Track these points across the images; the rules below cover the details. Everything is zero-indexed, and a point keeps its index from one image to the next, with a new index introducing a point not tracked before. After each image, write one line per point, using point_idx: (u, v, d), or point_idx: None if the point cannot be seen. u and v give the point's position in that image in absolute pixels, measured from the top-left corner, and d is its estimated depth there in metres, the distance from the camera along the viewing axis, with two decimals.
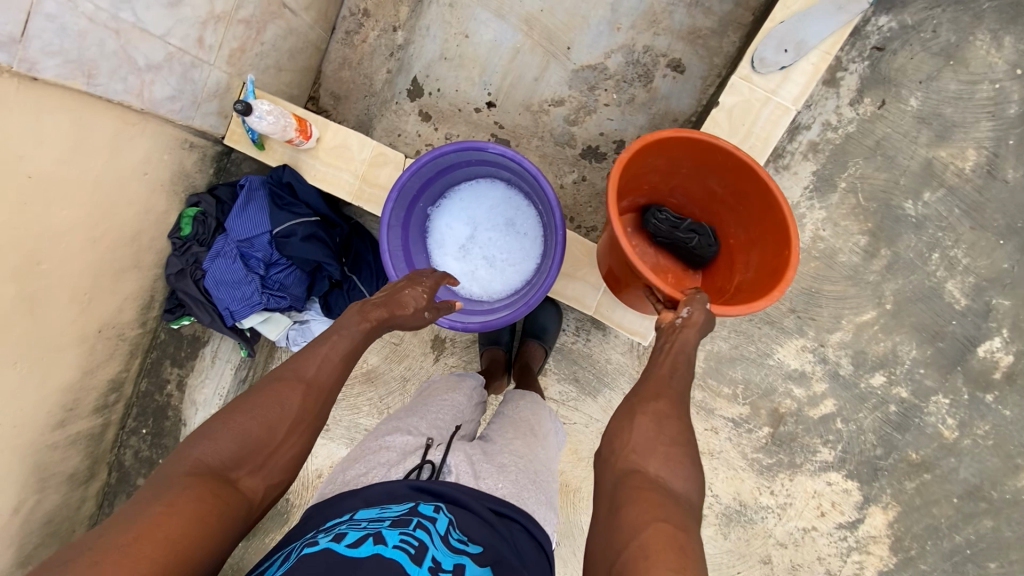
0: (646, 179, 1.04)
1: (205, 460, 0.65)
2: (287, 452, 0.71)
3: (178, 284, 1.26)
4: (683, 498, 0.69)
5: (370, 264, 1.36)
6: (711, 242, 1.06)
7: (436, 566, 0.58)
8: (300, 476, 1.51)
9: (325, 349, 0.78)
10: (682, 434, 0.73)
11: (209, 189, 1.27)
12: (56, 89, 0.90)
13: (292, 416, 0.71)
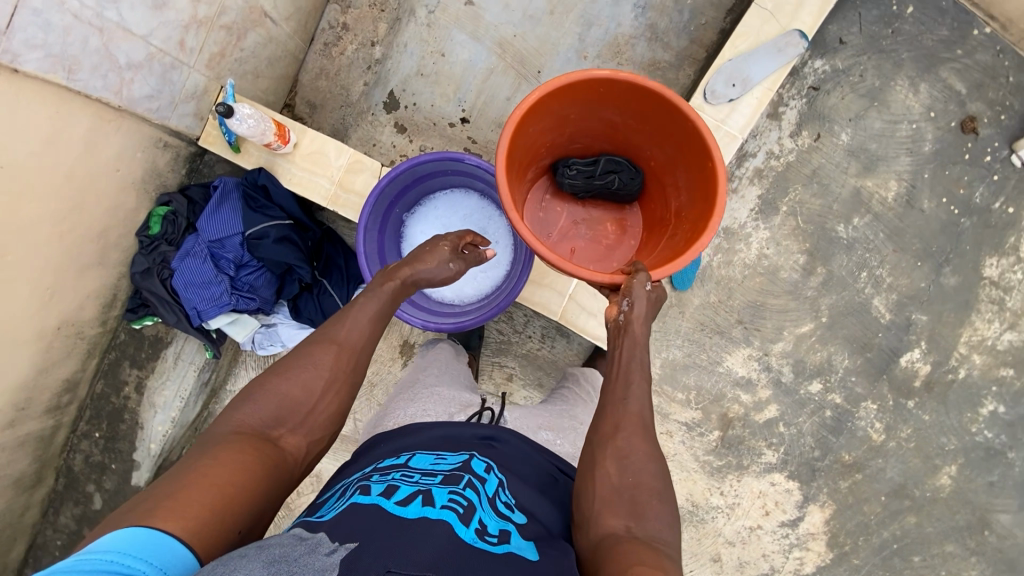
0: (541, 143, 1.00)
1: (250, 421, 0.73)
2: (325, 408, 0.78)
3: (144, 283, 1.24)
4: (657, 540, 0.70)
5: (342, 270, 1.39)
6: (633, 172, 1.05)
7: (481, 528, 0.62)
8: None
9: (355, 313, 0.85)
10: (641, 471, 0.76)
11: (180, 189, 1.27)
12: (36, 82, 0.91)
13: (327, 375, 0.79)
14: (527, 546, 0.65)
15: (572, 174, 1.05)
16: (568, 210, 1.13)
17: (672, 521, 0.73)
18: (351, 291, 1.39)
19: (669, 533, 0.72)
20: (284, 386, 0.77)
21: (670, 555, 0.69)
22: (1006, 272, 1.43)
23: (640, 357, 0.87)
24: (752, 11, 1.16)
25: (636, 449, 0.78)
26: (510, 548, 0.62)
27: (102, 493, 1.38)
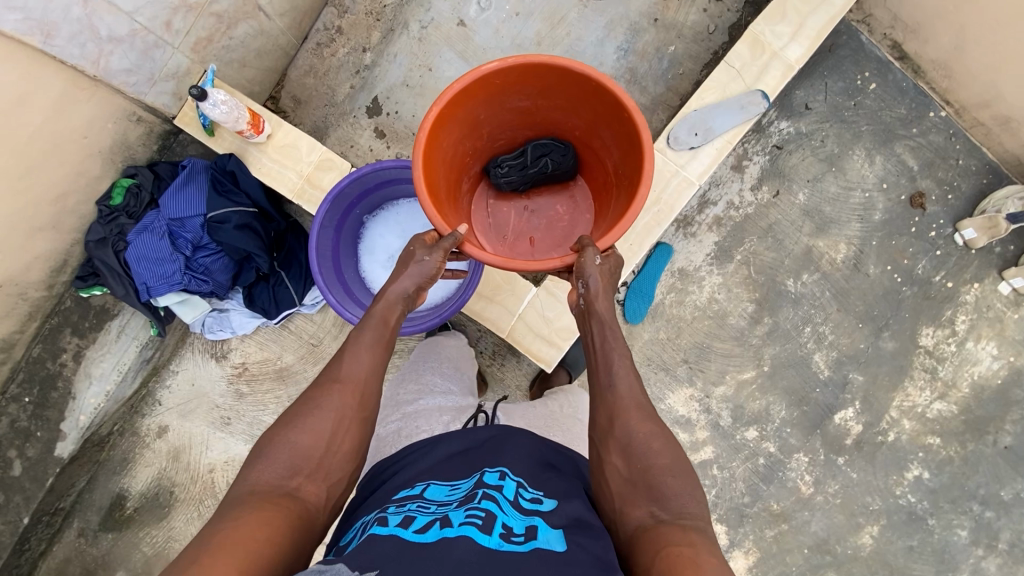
0: (463, 151, 1.05)
1: (265, 479, 0.75)
2: (340, 448, 0.82)
3: (97, 252, 1.24)
4: (684, 514, 0.71)
5: (300, 263, 1.43)
6: (560, 148, 1.08)
7: (506, 531, 0.63)
8: (190, 470, 1.54)
9: (355, 351, 0.89)
10: (647, 453, 0.77)
11: (148, 164, 1.28)
12: (11, 42, 0.92)
13: (336, 415, 0.83)
14: (557, 536, 0.65)
15: (504, 171, 1.09)
16: (514, 207, 1.16)
17: (697, 489, 0.74)
18: (306, 285, 1.44)
19: (695, 501, 0.73)
20: (298, 435, 0.80)
21: (700, 526, 0.70)
22: (941, 343, 1.50)
23: (614, 344, 0.87)
24: (720, 67, 1.23)
25: (636, 436, 0.79)
26: (540, 542, 0.63)
27: (23, 461, 1.36)
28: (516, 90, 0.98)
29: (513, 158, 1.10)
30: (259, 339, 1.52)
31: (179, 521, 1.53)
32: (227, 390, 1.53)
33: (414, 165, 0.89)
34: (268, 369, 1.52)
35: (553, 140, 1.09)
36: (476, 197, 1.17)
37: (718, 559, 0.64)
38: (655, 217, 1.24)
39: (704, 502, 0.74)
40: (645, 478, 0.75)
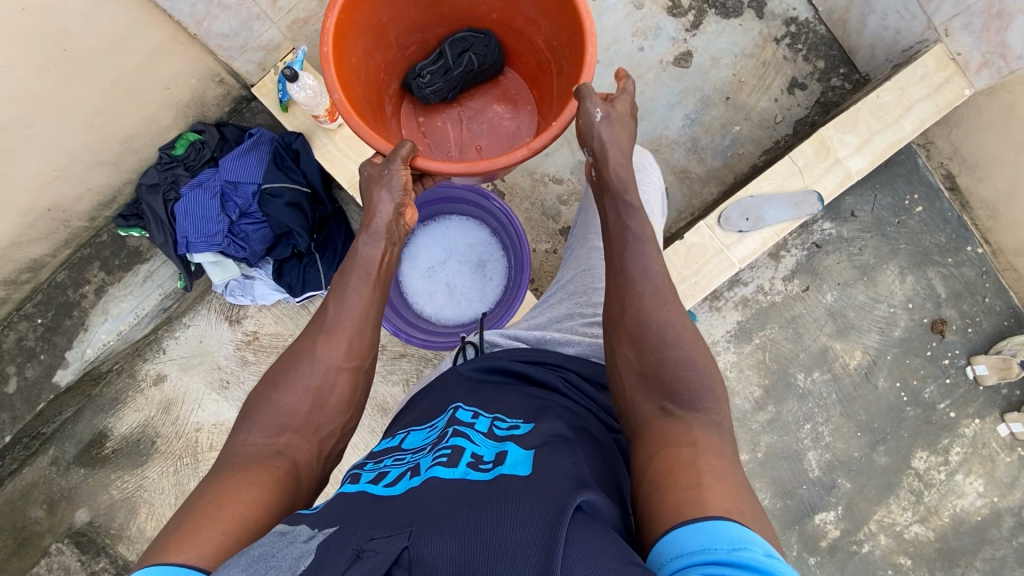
0: (377, 67, 1.25)
1: (252, 439, 0.80)
2: (328, 400, 0.87)
3: (147, 196, 1.25)
4: (697, 407, 0.74)
5: (336, 249, 1.45)
6: (475, 43, 1.28)
7: (475, 459, 0.63)
8: (177, 424, 1.54)
9: (341, 307, 0.94)
10: (662, 347, 0.80)
11: (217, 123, 1.30)
12: None
13: (323, 369, 0.88)
14: (527, 455, 0.63)
15: (427, 78, 1.29)
16: (448, 116, 1.38)
17: (713, 384, 0.77)
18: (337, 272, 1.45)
19: (710, 395, 0.75)
20: (285, 393, 0.85)
21: (711, 419, 0.73)
22: (932, 468, 1.52)
23: (636, 231, 0.92)
24: (784, 162, 1.26)
25: (650, 330, 0.82)
26: (505, 466, 0.61)
27: (20, 380, 1.35)
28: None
29: (432, 64, 1.30)
30: (276, 312, 1.53)
31: (153, 471, 1.53)
32: (232, 355, 1.53)
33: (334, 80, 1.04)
34: (278, 345, 1.53)
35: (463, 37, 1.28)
36: (409, 116, 1.37)
37: (723, 453, 0.67)
38: (691, 289, 1.26)
39: (719, 393, 0.76)
40: (659, 372, 0.78)
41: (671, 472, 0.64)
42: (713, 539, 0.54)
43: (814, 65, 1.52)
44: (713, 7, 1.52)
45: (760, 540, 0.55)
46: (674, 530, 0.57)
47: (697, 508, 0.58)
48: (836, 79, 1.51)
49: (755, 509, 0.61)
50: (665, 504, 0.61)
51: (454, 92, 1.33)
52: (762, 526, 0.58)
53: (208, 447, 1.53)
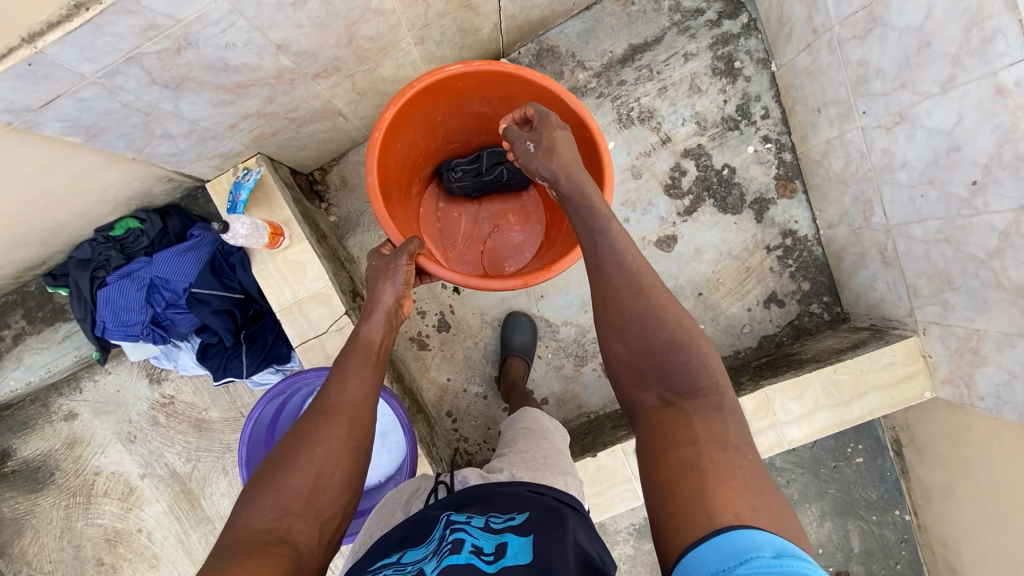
0: (418, 155, 1.33)
1: (251, 524, 0.71)
2: (329, 484, 0.78)
3: (75, 271, 1.25)
4: (694, 390, 0.71)
5: (265, 344, 1.40)
6: (510, 160, 1.40)
7: (477, 550, 0.64)
8: (77, 462, 1.56)
9: (348, 383, 0.89)
10: (644, 332, 0.75)
11: (163, 210, 1.28)
12: (53, 138, 0.87)
13: (327, 448, 0.80)
14: (528, 543, 0.64)
15: (460, 175, 1.40)
16: (464, 211, 1.48)
17: (708, 370, 0.72)
18: (260, 367, 1.40)
19: (705, 372, 0.72)
20: (288, 473, 0.76)
21: (712, 402, 0.69)
22: None
23: (601, 227, 0.86)
24: None
25: (632, 315, 0.77)
26: (508, 558, 0.62)
27: None
28: (472, 100, 1.26)
29: (467, 163, 1.41)
30: (196, 383, 1.53)
31: (46, 500, 1.56)
32: (145, 413, 1.54)
33: (369, 166, 1.11)
34: (190, 417, 1.53)
35: (503, 150, 1.40)
36: (428, 200, 1.47)
37: (727, 444, 0.64)
38: (589, 509, 1.25)
39: (714, 372, 0.72)
40: (651, 360, 0.74)
41: (676, 482, 0.61)
42: (721, 559, 0.51)
43: (799, 285, 1.43)
44: (713, 198, 1.43)
45: (770, 541, 0.51)
46: (689, 551, 0.54)
47: (704, 523, 0.55)
48: (816, 306, 1.43)
49: (770, 503, 0.58)
50: (672, 521, 0.58)
51: (478, 191, 1.44)
52: (778, 522, 0.55)
53: (103, 492, 1.56)
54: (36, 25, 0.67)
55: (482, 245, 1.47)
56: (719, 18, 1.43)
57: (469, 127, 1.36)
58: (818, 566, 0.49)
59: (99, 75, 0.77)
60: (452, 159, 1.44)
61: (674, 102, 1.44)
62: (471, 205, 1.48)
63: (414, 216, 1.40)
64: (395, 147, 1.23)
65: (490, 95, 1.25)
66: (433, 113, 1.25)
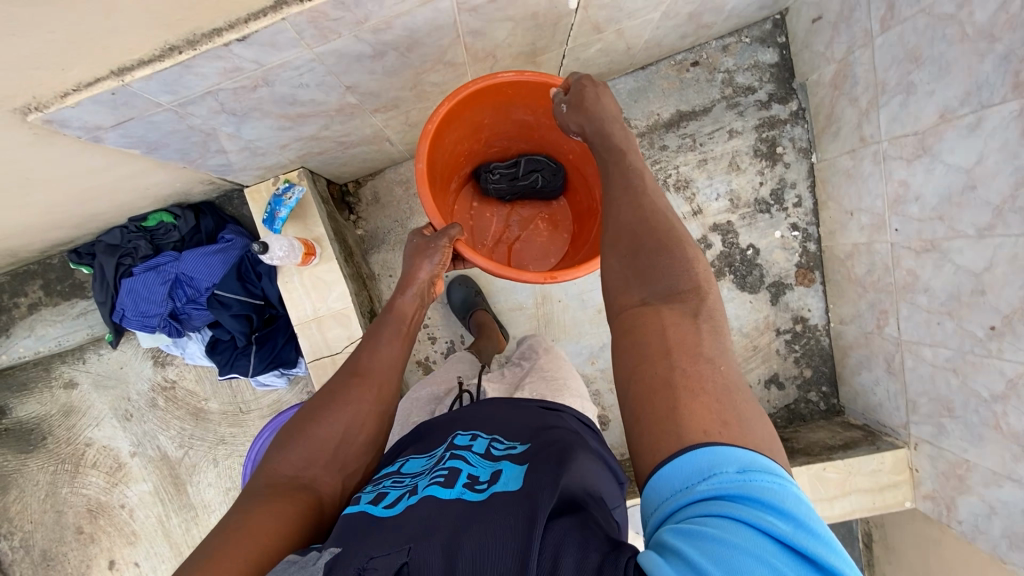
0: (460, 152, 1.37)
1: (283, 470, 0.81)
2: (354, 440, 0.88)
3: (101, 255, 1.25)
4: (675, 291, 0.66)
5: (275, 347, 1.42)
6: (547, 169, 1.46)
7: (471, 481, 0.68)
8: (70, 431, 1.57)
9: (380, 354, 1.00)
10: (637, 239, 0.71)
11: (197, 208, 1.29)
12: (113, 149, 0.88)
13: (355, 408, 0.90)
14: (520, 470, 0.67)
15: (497, 177, 1.47)
16: (496, 213, 1.55)
17: (688, 275, 0.67)
18: (267, 369, 1.41)
19: (687, 276, 0.67)
20: (320, 427, 0.86)
21: (689, 307, 0.64)
22: None
23: (615, 159, 0.87)
24: None
25: (626, 224, 0.73)
26: (498, 485, 0.65)
27: None
28: (519, 108, 1.30)
29: (504, 166, 1.48)
30: (200, 372, 1.54)
31: (33, 463, 1.57)
32: (145, 393, 1.55)
33: (417, 150, 1.11)
34: (189, 406, 1.55)
35: (540, 159, 1.47)
36: (464, 198, 1.53)
37: (699, 355, 0.59)
38: None
39: (695, 276, 0.67)
40: (635, 261, 0.70)
41: (648, 399, 0.57)
42: (684, 476, 0.50)
43: (800, 371, 1.48)
44: (733, 274, 1.47)
45: (737, 454, 0.50)
46: (656, 471, 0.53)
47: (674, 440, 0.52)
48: (814, 394, 1.47)
49: (740, 415, 0.54)
50: (643, 440, 0.56)
51: (510, 196, 1.50)
52: (751, 433, 0.53)
53: (92, 464, 1.57)
54: (126, 62, 0.68)
55: (510, 246, 1.55)
56: (769, 100, 1.46)
57: (511, 134, 1.42)
58: (782, 477, 0.48)
59: (173, 104, 0.78)
60: (490, 162, 1.51)
61: (711, 176, 1.47)
62: (503, 208, 1.55)
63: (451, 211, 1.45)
64: (443, 143, 1.26)
65: (535, 106, 1.29)
66: (481, 116, 1.28)
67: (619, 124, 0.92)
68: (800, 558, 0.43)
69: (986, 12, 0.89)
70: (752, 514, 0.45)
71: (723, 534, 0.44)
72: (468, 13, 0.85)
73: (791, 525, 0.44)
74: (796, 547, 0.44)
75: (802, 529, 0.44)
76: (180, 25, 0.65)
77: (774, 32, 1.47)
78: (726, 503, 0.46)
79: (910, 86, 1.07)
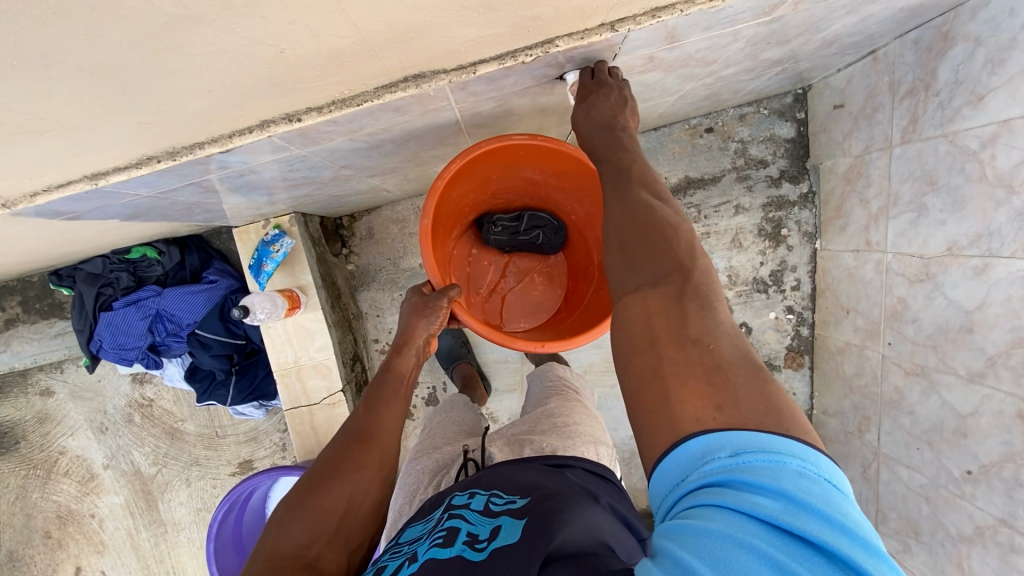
0: (464, 202, 1.16)
1: (282, 547, 0.70)
2: (358, 511, 0.78)
3: (81, 284, 1.22)
4: (664, 273, 0.57)
5: (255, 379, 1.35)
6: (551, 224, 1.26)
7: (471, 539, 0.62)
8: (43, 438, 1.56)
9: (383, 416, 0.89)
10: (625, 217, 0.65)
11: (182, 243, 1.25)
12: (92, 219, 0.85)
13: (362, 476, 0.80)
14: (519, 525, 0.61)
15: (498, 229, 1.25)
16: (495, 262, 1.32)
17: (669, 258, 0.59)
18: (246, 401, 1.35)
19: (670, 257, 0.59)
20: (323, 496, 0.76)
21: (673, 289, 0.55)
22: None
23: (606, 151, 0.74)
24: None
25: (618, 206, 0.67)
26: (499, 540, 0.60)
27: None
28: (535, 164, 1.10)
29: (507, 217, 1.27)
30: (179, 393, 1.53)
31: (5, 465, 1.57)
32: (121, 408, 1.54)
33: (424, 209, 0.97)
34: (165, 425, 1.54)
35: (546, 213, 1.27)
36: (462, 242, 1.29)
37: (686, 338, 0.51)
38: None
39: (677, 254, 0.59)
40: (625, 253, 0.62)
41: (642, 393, 0.51)
42: (679, 467, 0.44)
43: None
44: None
45: (730, 433, 0.43)
46: (656, 468, 0.47)
47: (668, 432, 0.46)
48: None
49: (736, 391, 0.46)
50: (643, 435, 0.50)
51: (510, 248, 1.29)
52: (749, 406, 0.45)
53: (64, 472, 1.57)
54: (100, 168, 0.64)
55: (503, 300, 1.32)
56: (780, 177, 1.42)
57: (518, 187, 1.21)
58: (783, 450, 0.41)
59: (152, 193, 0.75)
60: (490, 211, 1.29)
61: (711, 249, 1.44)
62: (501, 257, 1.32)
63: (448, 259, 1.22)
64: (447, 198, 1.06)
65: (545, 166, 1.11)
66: (490, 169, 1.08)
67: (615, 126, 0.73)
68: (795, 542, 0.37)
69: (1008, 161, 0.86)
70: (743, 498, 0.39)
71: (709, 525, 0.38)
72: (471, 115, 0.81)
73: (781, 502, 0.38)
74: (790, 531, 0.37)
75: (795, 505, 0.38)
76: (161, 142, 0.61)
77: (794, 106, 1.42)
78: (714, 490, 0.40)
79: (922, 208, 1.04)
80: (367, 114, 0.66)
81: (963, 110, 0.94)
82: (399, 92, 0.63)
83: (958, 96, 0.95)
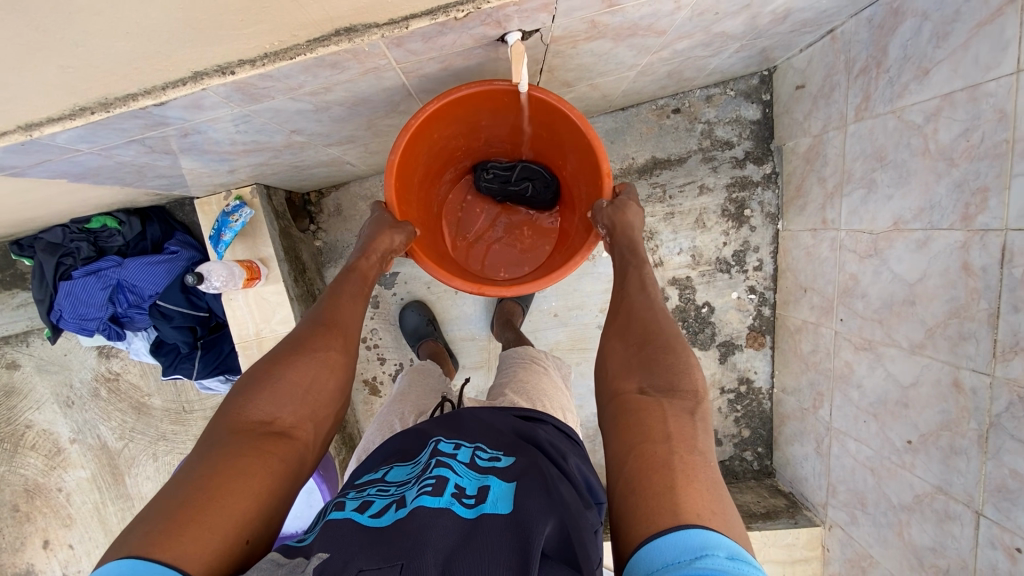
0: (456, 146, 1.11)
1: (244, 417, 0.65)
2: (323, 388, 0.72)
3: (39, 254, 1.22)
4: (677, 388, 0.69)
5: (220, 354, 1.35)
6: (544, 178, 1.16)
7: (459, 492, 0.60)
8: (8, 413, 1.55)
9: (343, 308, 0.83)
10: (648, 332, 0.76)
11: (143, 215, 1.25)
12: (38, 180, 0.84)
13: (322, 356, 0.74)
14: (509, 489, 0.60)
15: (488, 177, 1.17)
16: (487, 210, 1.24)
17: (684, 376, 0.70)
18: (212, 375, 1.34)
19: (688, 376, 0.70)
20: (285, 374, 0.70)
21: (687, 405, 0.67)
22: None
23: (631, 267, 0.88)
24: None
25: (642, 315, 0.79)
26: (489, 502, 0.58)
27: None
28: (524, 113, 1.01)
29: (502, 164, 1.18)
30: (145, 368, 1.53)
31: None
32: (87, 382, 1.54)
33: (395, 143, 0.92)
34: (132, 399, 1.54)
35: (541, 166, 1.17)
36: (457, 187, 1.25)
37: (695, 447, 0.62)
38: None
39: (693, 382, 0.70)
40: (642, 359, 0.74)
41: (647, 481, 0.59)
42: (675, 551, 0.51)
43: (739, 430, 1.50)
44: (686, 329, 1.48)
45: (725, 541, 0.52)
46: (648, 543, 0.53)
47: (670, 515, 0.54)
48: (749, 453, 1.51)
49: (724, 509, 0.57)
50: (638, 511, 0.57)
51: (502, 199, 1.22)
52: (733, 528, 0.56)
53: (31, 446, 1.56)
54: (34, 118, 0.64)
55: (488, 249, 1.24)
56: (745, 158, 1.43)
57: (513, 136, 1.12)
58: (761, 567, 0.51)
59: (93, 149, 0.75)
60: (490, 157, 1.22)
61: (676, 230, 1.45)
62: (494, 207, 1.25)
63: (432, 200, 1.18)
64: (429, 140, 1.00)
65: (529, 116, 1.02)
66: (475, 116, 1.01)
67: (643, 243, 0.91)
68: None
69: (950, 134, 0.88)
70: None
71: None
72: (416, 77, 0.82)
73: None
74: None
75: None
76: (89, 90, 0.61)
77: (760, 88, 1.43)
78: None
79: (872, 183, 1.05)
80: (302, 69, 0.66)
81: (910, 85, 0.95)
82: (332, 47, 0.63)
83: (905, 72, 0.96)
